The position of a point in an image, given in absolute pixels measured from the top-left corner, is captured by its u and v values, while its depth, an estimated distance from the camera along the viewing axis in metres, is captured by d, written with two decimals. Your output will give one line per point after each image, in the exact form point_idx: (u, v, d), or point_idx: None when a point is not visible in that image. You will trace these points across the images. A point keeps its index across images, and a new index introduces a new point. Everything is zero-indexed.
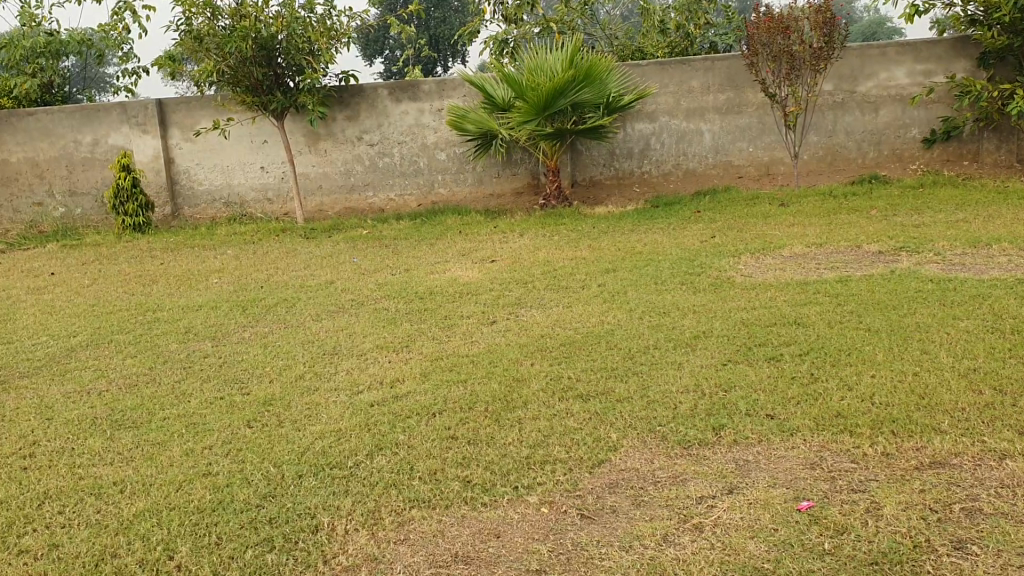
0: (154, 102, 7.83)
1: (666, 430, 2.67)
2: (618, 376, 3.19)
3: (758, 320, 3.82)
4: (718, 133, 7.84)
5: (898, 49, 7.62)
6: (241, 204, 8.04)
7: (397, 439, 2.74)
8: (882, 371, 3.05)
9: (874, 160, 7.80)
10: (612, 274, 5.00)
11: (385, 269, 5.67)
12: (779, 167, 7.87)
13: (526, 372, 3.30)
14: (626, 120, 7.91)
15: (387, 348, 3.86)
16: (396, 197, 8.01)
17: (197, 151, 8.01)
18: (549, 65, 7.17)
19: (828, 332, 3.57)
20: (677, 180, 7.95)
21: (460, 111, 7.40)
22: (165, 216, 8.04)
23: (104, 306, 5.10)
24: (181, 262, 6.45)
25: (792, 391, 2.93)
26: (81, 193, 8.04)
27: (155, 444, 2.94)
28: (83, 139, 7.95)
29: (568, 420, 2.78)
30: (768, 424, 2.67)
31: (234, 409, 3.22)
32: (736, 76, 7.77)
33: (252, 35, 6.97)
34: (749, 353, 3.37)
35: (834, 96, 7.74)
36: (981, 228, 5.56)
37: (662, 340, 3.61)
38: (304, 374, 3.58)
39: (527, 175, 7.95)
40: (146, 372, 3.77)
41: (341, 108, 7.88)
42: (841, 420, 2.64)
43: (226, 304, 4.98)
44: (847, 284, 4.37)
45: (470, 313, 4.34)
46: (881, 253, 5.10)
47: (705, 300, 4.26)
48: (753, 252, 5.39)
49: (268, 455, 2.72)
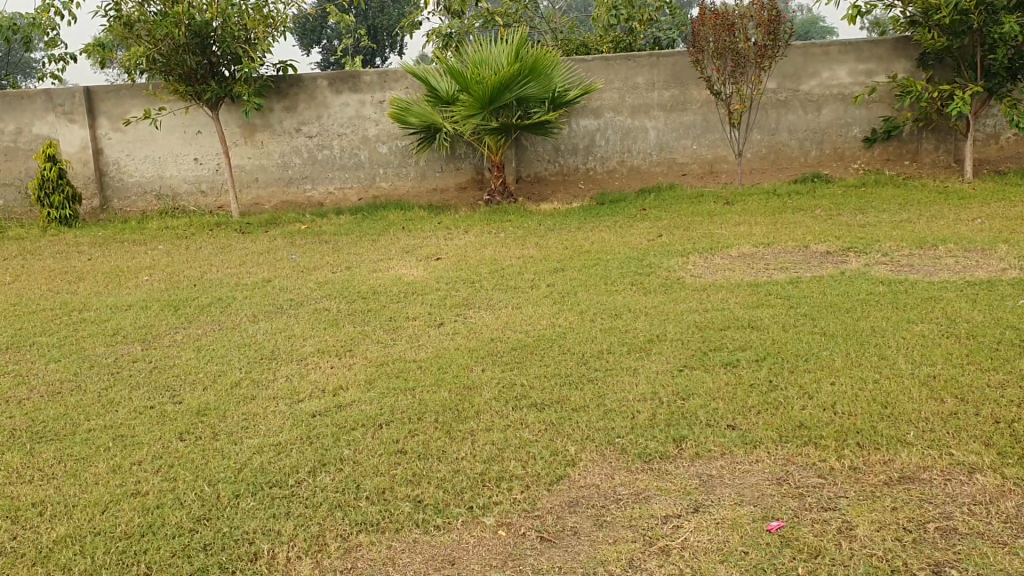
0: (82, 89, 7.50)
1: (625, 443, 2.56)
2: (572, 384, 3.06)
3: (712, 323, 3.74)
4: (663, 130, 7.79)
5: (840, 48, 7.64)
6: (173, 197, 7.74)
7: (341, 454, 2.59)
8: (842, 378, 2.98)
9: (817, 158, 7.82)
10: (561, 273, 4.88)
11: (325, 267, 5.48)
12: (724, 164, 7.85)
13: (476, 380, 3.15)
14: (571, 116, 7.81)
15: (329, 352, 3.69)
16: (336, 191, 7.80)
17: (127, 141, 7.69)
18: (493, 58, 7.03)
19: (784, 336, 3.49)
20: (622, 176, 7.88)
21: (403, 104, 7.22)
22: (93, 209, 7.71)
23: (26, 305, 4.81)
24: (110, 258, 6.18)
25: (752, 399, 2.84)
26: (2, 184, 7.67)
27: (79, 459, 2.73)
28: (5, 127, 7.58)
29: (523, 432, 2.65)
30: (730, 435, 2.57)
31: (166, 420, 3.02)
32: (681, 73, 7.71)
33: (186, 21, 6.70)
34: (705, 359, 3.28)
35: (778, 94, 7.73)
36: (925, 228, 5.58)
37: (616, 345, 3.50)
38: (240, 382, 3.38)
39: (471, 169, 7.80)
40: (70, 378, 3.54)
41: (278, 99, 7.64)
42: (805, 432, 2.56)
43: (157, 304, 4.74)
44: (798, 285, 4.31)
45: (416, 315, 4.18)
46: (829, 254, 5.08)
47: (656, 301, 4.16)
48: (702, 251, 5.33)
49: (202, 472, 2.55)
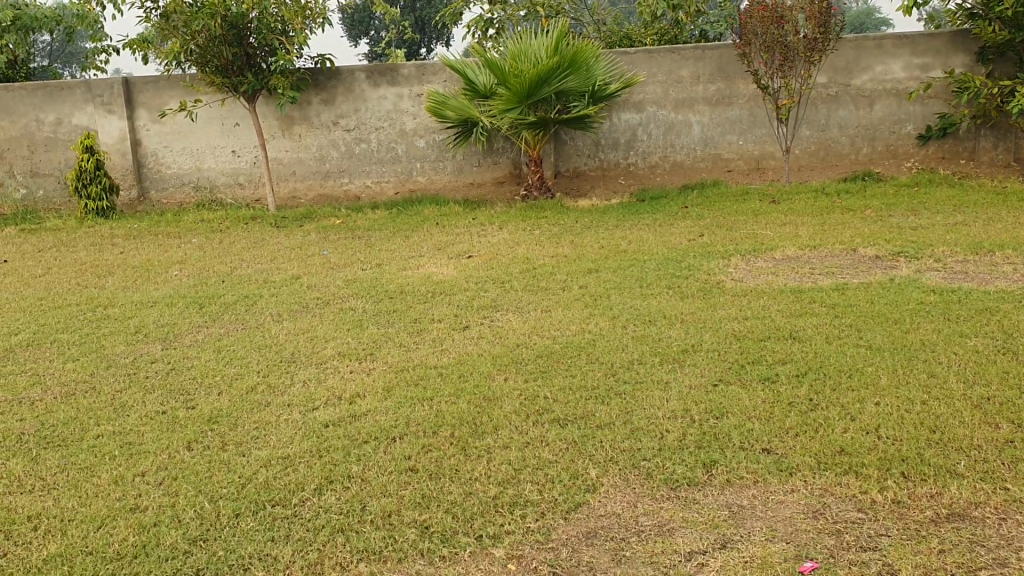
0: (120, 80, 7.47)
1: (651, 467, 2.40)
2: (599, 398, 2.90)
3: (750, 333, 3.54)
4: (708, 125, 7.56)
5: (894, 42, 7.35)
6: (211, 189, 7.70)
7: (349, 471, 2.46)
8: (888, 398, 2.78)
9: (868, 156, 7.54)
10: (595, 275, 4.72)
11: (356, 264, 5.37)
12: (770, 161, 7.60)
13: (498, 391, 3.00)
14: (613, 110, 7.61)
15: (349, 356, 3.57)
16: (372, 184, 7.69)
17: (165, 133, 7.65)
18: (532, 50, 6.86)
19: (826, 348, 3.29)
20: (664, 172, 7.66)
21: (440, 97, 7.09)
22: (131, 200, 7.70)
23: (53, 299, 4.76)
24: (142, 251, 6.13)
25: (789, 420, 2.66)
26: (43, 174, 7.67)
27: (82, 468, 2.63)
28: (46, 118, 7.58)
29: (542, 452, 2.50)
30: (763, 461, 2.39)
31: (175, 427, 2.91)
32: (727, 67, 7.48)
33: (222, 13, 6.62)
34: (741, 373, 3.09)
35: (828, 89, 7.46)
36: (980, 232, 5.32)
37: (648, 355, 3.33)
38: (256, 387, 3.27)
39: (509, 164, 7.65)
40: (85, 379, 3.45)
41: (316, 91, 7.54)
42: (845, 458, 2.37)
43: (182, 301, 4.66)
44: (843, 293, 4.10)
45: (442, 317, 4.04)
46: (878, 258, 4.84)
47: (692, 307, 3.98)
48: (744, 253, 5.12)
49: (205, 486, 2.44)
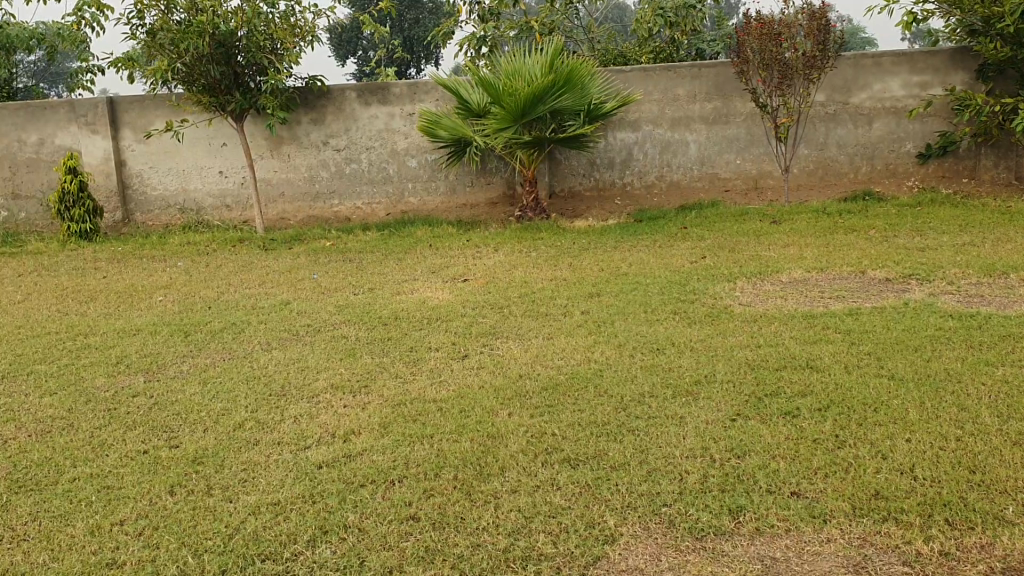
0: (104, 100, 7.29)
1: (672, 513, 2.24)
2: (610, 436, 2.71)
3: (765, 362, 3.37)
4: (705, 143, 7.42)
5: (893, 59, 7.24)
6: (198, 211, 7.51)
7: (345, 519, 2.29)
8: (919, 435, 2.61)
9: (868, 174, 7.41)
10: (597, 299, 4.55)
11: (348, 288, 5.18)
12: (768, 181, 7.46)
13: (502, 428, 2.81)
14: (608, 128, 7.46)
15: (343, 388, 3.37)
16: (363, 205, 7.52)
17: (150, 154, 7.47)
18: (527, 69, 6.71)
19: (847, 379, 3.12)
20: (661, 192, 7.51)
21: (432, 117, 6.92)
22: (116, 223, 7.49)
23: (32, 328, 4.56)
24: (126, 275, 5.94)
25: (817, 458, 2.49)
26: (24, 196, 7.46)
27: (55, 517, 2.43)
28: (28, 138, 7.38)
29: (554, 497, 2.34)
30: (794, 506, 2.23)
31: (157, 469, 2.71)
32: (724, 84, 7.35)
33: (210, 31, 6.46)
34: (759, 407, 2.92)
35: (826, 107, 7.33)
36: (990, 253, 5.17)
37: (659, 387, 3.14)
38: (245, 423, 3.07)
39: (502, 184, 7.48)
40: (63, 415, 3.25)
41: (305, 111, 7.37)
42: (881, 503, 2.22)
43: (167, 328, 4.47)
44: (857, 318, 3.93)
45: (439, 345, 3.86)
46: (888, 280, 4.70)
47: (701, 334, 3.81)
48: (750, 276, 4.96)
49: (190, 537, 2.26)
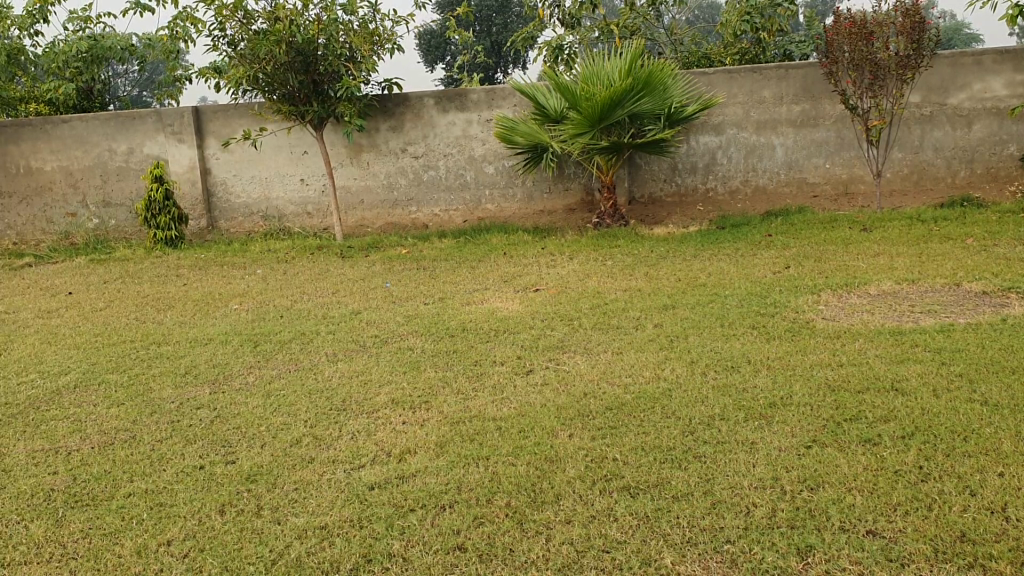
0: (190, 109, 7.41)
1: (737, 552, 2.09)
2: (677, 463, 2.57)
3: (847, 383, 3.17)
4: (792, 147, 7.15)
5: (995, 57, 6.85)
6: (280, 218, 7.58)
7: (390, 547, 2.22)
8: (1013, 468, 2.40)
9: (967, 180, 7.02)
10: (672, 311, 4.38)
11: (419, 297, 5.14)
12: (859, 186, 7.14)
13: (562, 451, 2.70)
14: (690, 133, 7.25)
15: (403, 403, 3.30)
16: (441, 212, 7.49)
17: (234, 162, 7.56)
18: (605, 72, 6.55)
19: (936, 404, 2.90)
20: (746, 198, 7.26)
21: (508, 123, 6.84)
22: (201, 229, 7.63)
23: (108, 336, 4.63)
24: (205, 282, 6.01)
25: (898, 493, 2.30)
26: (115, 204, 7.65)
27: (105, 534, 2.41)
28: (118, 147, 7.56)
29: (611, 529, 2.22)
30: (869, 548, 2.07)
31: (211, 485, 2.68)
32: (813, 86, 7.06)
33: (287, 39, 6.51)
34: (838, 433, 2.73)
35: (922, 109, 6.97)
36: None
37: (730, 409, 2.98)
38: (301, 438, 3.01)
39: (581, 190, 7.34)
40: (126, 428, 3.25)
41: (384, 118, 7.38)
42: (968, 548, 2.04)
43: (238, 338, 4.47)
44: (949, 335, 3.68)
45: (504, 359, 3.76)
46: (985, 294, 4.42)
47: (779, 351, 3.62)
48: (835, 288, 4.73)
49: (232, 563, 2.22)
